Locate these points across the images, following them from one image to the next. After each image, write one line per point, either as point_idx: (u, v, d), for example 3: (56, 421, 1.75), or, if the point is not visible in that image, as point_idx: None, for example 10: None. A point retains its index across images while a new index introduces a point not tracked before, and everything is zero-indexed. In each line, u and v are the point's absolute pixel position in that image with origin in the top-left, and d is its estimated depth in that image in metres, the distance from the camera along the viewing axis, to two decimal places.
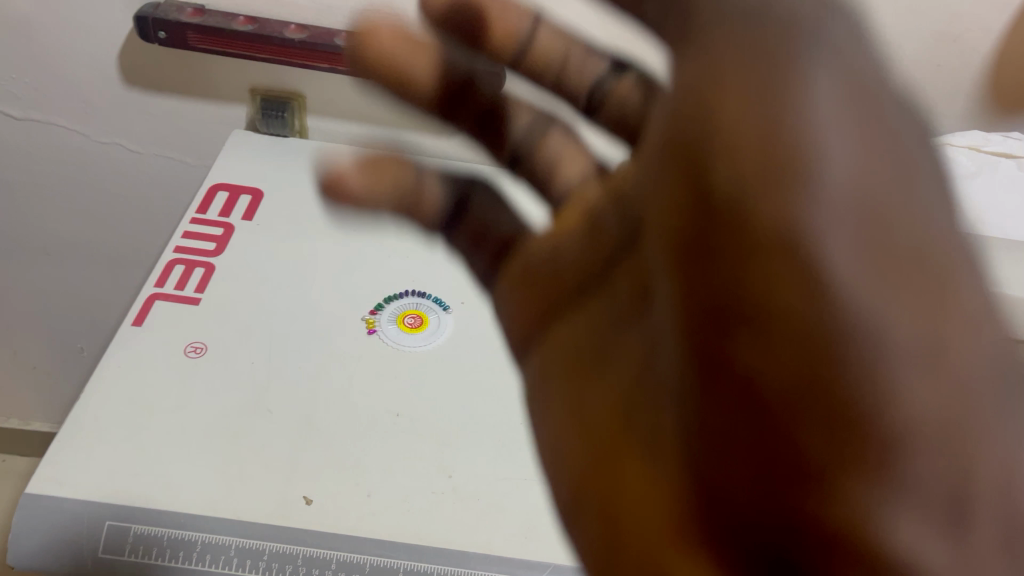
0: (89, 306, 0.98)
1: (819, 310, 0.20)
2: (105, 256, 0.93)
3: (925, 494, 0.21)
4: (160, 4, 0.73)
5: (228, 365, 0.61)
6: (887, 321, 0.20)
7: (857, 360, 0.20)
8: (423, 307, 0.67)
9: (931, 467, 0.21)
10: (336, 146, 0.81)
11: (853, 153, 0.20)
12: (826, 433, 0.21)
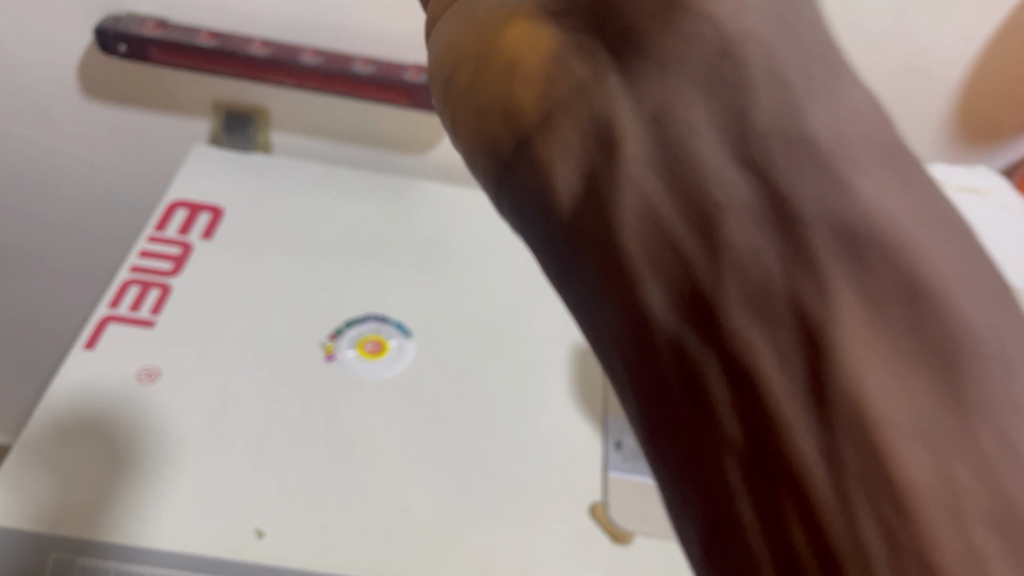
0: (45, 316, 0.96)
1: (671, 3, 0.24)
2: (63, 267, 0.92)
3: (802, 203, 0.20)
4: (121, 17, 0.71)
5: (181, 391, 0.59)
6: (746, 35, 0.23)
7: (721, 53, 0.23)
8: (384, 332, 0.66)
9: (807, 181, 0.21)
10: (301, 163, 0.80)
11: None
12: (671, 97, 0.23)
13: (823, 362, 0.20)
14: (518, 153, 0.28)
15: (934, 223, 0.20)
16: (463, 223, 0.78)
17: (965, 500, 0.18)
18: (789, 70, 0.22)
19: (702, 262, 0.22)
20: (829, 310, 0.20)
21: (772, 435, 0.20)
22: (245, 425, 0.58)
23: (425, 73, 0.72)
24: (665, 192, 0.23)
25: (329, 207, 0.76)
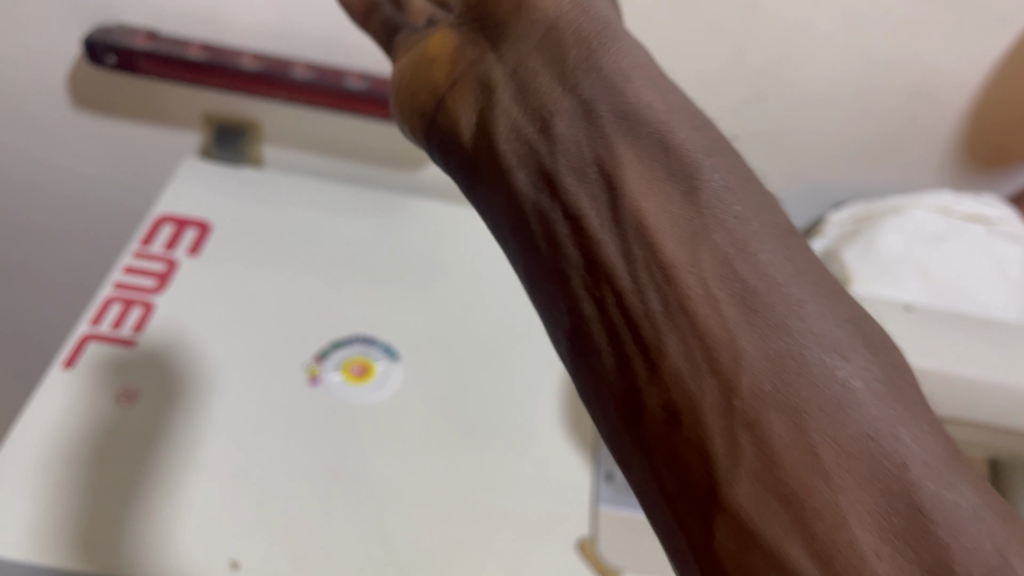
0: (34, 323, 0.95)
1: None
2: (50, 278, 0.91)
3: (607, 100, 0.31)
4: (110, 28, 0.69)
5: (159, 414, 0.57)
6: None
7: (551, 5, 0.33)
8: (370, 354, 0.64)
9: (610, 84, 0.31)
10: (293, 178, 0.79)
11: None
12: (529, 43, 0.34)
13: (626, 210, 0.30)
14: (438, 111, 0.37)
15: (681, 114, 0.31)
16: (455, 243, 0.76)
17: (708, 273, 0.28)
18: (586, 19, 0.33)
19: (547, 150, 0.32)
20: (621, 166, 0.31)
21: (596, 263, 0.31)
22: (225, 450, 0.56)
23: None
24: (521, 110, 0.33)
25: (320, 224, 0.75)
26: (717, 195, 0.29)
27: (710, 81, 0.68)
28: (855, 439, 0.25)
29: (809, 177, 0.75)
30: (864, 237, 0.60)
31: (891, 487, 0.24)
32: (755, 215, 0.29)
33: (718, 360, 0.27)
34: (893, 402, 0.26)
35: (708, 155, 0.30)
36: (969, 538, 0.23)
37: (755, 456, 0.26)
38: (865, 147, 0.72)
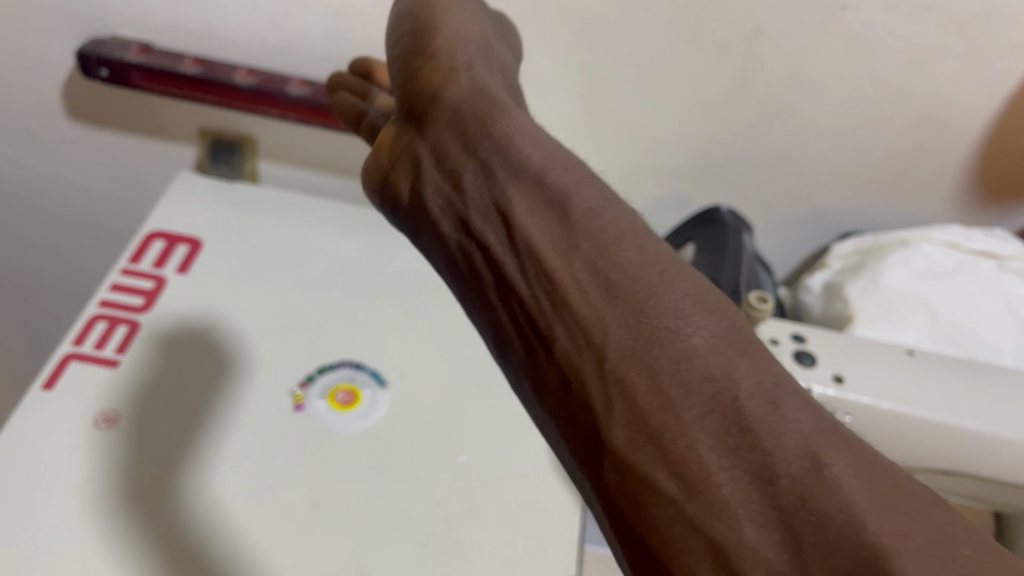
0: (31, 322, 0.95)
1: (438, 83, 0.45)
2: (46, 282, 0.91)
3: (496, 161, 0.40)
4: (104, 40, 0.68)
5: (141, 441, 0.55)
6: (465, 94, 0.44)
7: (453, 101, 0.44)
8: (358, 380, 0.62)
9: (497, 149, 0.41)
10: (289, 195, 0.78)
11: (456, 45, 0.46)
12: (445, 131, 0.44)
13: (519, 237, 0.39)
14: (405, 196, 0.47)
15: (553, 159, 0.40)
16: None
17: (582, 276, 0.36)
18: (479, 104, 0.42)
19: (461, 203, 0.42)
20: (513, 205, 0.39)
21: (507, 282, 0.40)
22: (202, 478, 0.54)
23: None
24: (443, 175, 0.43)
25: (313, 242, 0.74)
26: (583, 210, 0.38)
27: (714, 104, 0.67)
28: (694, 379, 0.32)
29: (813, 204, 0.74)
30: (869, 272, 0.58)
31: (721, 411, 0.31)
32: (612, 219, 0.38)
33: (590, 336, 0.35)
34: (715, 341, 0.33)
35: (576, 184, 0.39)
36: (789, 446, 0.30)
37: (623, 405, 0.34)
38: (873, 175, 0.70)
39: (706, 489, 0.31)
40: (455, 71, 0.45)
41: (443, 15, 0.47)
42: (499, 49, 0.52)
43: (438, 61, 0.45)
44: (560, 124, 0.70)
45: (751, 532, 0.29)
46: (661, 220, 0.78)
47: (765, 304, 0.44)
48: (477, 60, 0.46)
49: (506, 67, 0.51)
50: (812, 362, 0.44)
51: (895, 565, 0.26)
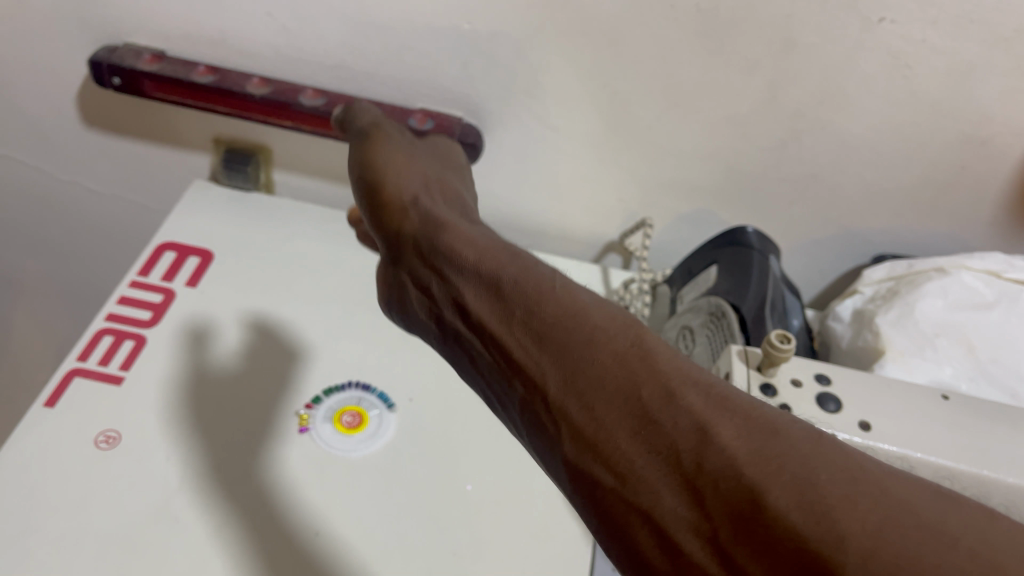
0: (52, 311, 0.97)
1: (400, 219, 0.47)
2: (68, 280, 0.93)
3: (447, 263, 0.42)
4: (117, 46, 0.67)
5: (141, 463, 0.54)
6: (420, 218, 0.46)
7: (411, 230, 0.46)
8: (366, 403, 0.61)
9: (445, 252, 0.42)
10: (305, 207, 0.76)
11: (405, 183, 0.49)
12: (412, 257, 0.46)
13: (473, 318, 0.39)
14: (408, 307, 0.48)
15: (488, 249, 0.41)
16: None
17: (519, 334, 0.36)
18: (430, 222, 0.45)
19: (437, 305, 0.43)
20: (463, 293, 0.40)
21: (481, 362, 0.40)
22: (204, 505, 0.53)
23: (430, 120, 0.67)
24: (421, 288, 0.45)
25: (327, 256, 0.72)
26: (512, 284, 0.38)
27: (742, 120, 0.64)
28: (607, 386, 0.32)
29: (844, 223, 0.71)
30: (902, 302, 0.55)
31: (628, 404, 0.32)
32: (539, 278, 0.38)
33: (530, 377, 0.35)
34: (618, 348, 0.33)
35: (501, 262, 0.39)
36: (684, 424, 0.30)
37: (561, 424, 0.33)
38: (909, 194, 0.67)
39: (626, 474, 0.30)
40: (410, 207, 0.47)
41: (384, 154, 0.51)
42: (451, 176, 0.54)
43: (394, 205, 0.48)
44: (581, 138, 0.68)
45: (668, 498, 0.29)
46: (686, 238, 0.75)
47: (788, 343, 0.41)
48: (430, 196, 0.48)
49: (462, 188, 0.54)
50: (837, 407, 0.41)
51: (768, 500, 0.26)
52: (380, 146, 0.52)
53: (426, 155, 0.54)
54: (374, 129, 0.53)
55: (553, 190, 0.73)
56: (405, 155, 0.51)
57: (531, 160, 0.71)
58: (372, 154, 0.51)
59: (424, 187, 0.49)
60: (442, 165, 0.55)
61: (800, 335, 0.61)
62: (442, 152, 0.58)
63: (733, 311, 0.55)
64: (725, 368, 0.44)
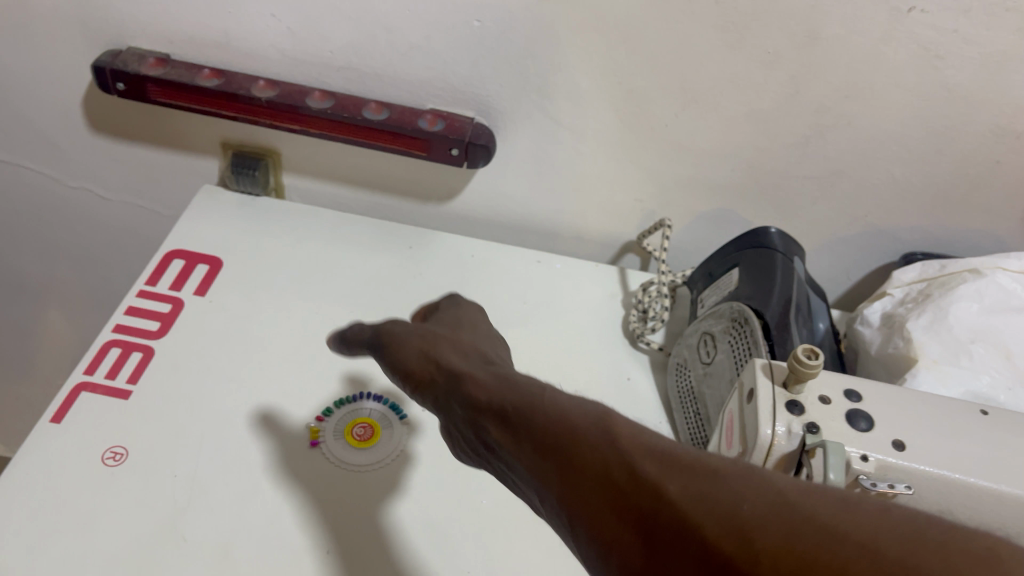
0: (65, 312, 0.96)
1: (425, 376, 0.43)
2: (82, 283, 0.92)
3: (469, 404, 0.38)
4: (121, 51, 0.65)
5: (148, 480, 0.53)
6: (436, 370, 0.42)
7: (433, 382, 0.42)
8: (377, 415, 0.59)
9: (466, 396, 0.39)
10: (315, 211, 0.75)
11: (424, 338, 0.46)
12: (445, 414, 0.41)
13: (502, 452, 0.35)
14: (461, 452, 0.42)
15: (496, 383, 0.38)
16: (480, 284, 0.70)
17: (527, 447, 0.33)
18: (447, 370, 0.41)
19: (477, 451, 0.39)
20: (489, 433, 0.36)
21: (528, 499, 0.35)
22: (210, 524, 0.51)
23: (441, 120, 0.65)
24: (460, 437, 0.40)
25: (336, 261, 0.70)
26: (515, 406, 0.35)
27: (762, 116, 0.61)
28: (577, 466, 0.31)
29: (871, 221, 0.68)
30: (935, 306, 0.52)
31: (593, 477, 0.30)
32: (537, 393, 0.35)
33: (540, 489, 0.32)
34: (577, 428, 0.32)
35: (505, 393, 0.36)
36: (637, 481, 0.28)
37: (565, 524, 0.31)
38: (939, 190, 0.64)
39: (602, 543, 0.28)
40: (432, 364, 0.43)
41: (398, 329, 0.49)
42: (478, 328, 0.50)
43: (416, 369, 0.44)
44: (596, 137, 0.66)
45: (642, 555, 0.27)
46: (706, 237, 0.73)
47: (816, 359, 0.39)
48: (449, 343, 0.44)
49: (490, 337, 0.49)
50: (868, 426, 0.39)
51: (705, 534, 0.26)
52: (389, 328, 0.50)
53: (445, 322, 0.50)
54: (383, 335, 0.49)
55: (568, 191, 0.71)
56: (420, 330, 0.47)
57: (545, 160, 0.68)
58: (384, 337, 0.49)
59: (439, 333, 0.46)
60: (462, 321, 0.50)
61: (825, 340, 0.59)
62: (464, 307, 0.53)
63: (757, 317, 0.53)
64: (748, 384, 0.42)
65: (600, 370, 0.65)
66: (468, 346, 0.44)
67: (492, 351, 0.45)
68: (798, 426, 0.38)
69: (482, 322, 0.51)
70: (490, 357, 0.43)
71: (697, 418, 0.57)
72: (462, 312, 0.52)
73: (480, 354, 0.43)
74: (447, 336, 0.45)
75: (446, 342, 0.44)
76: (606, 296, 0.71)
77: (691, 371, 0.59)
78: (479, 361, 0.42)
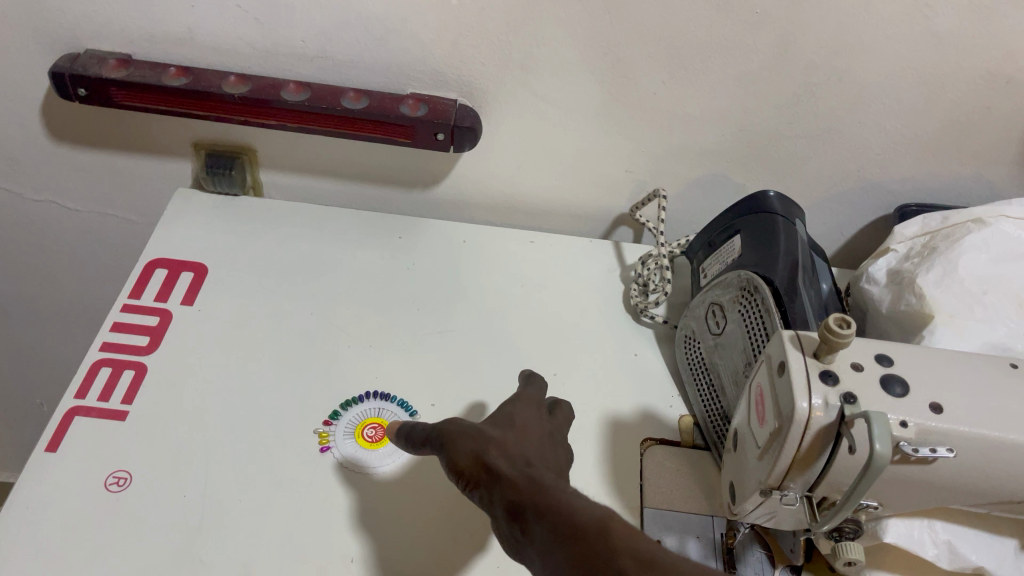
0: (39, 331, 0.93)
1: (470, 468, 0.40)
2: (54, 300, 0.89)
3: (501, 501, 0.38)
4: (78, 55, 0.62)
5: (156, 503, 0.51)
6: (476, 461, 0.40)
7: (474, 476, 0.40)
8: (387, 413, 0.58)
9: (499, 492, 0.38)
10: (297, 207, 0.72)
11: (477, 432, 0.42)
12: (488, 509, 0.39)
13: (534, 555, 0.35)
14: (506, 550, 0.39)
15: (532, 484, 0.37)
16: (475, 270, 0.69)
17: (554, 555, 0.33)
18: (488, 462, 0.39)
19: (517, 548, 0.37)
20: (525, 536, 0.36)
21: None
22: (225, 545, 0.50)
23: (424, 105, 0.63)
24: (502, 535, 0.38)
25: (325, 257, 0.68)
26: (545, 511, 0.35)
27: (752, 78, 0.60)
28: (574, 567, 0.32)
29: (865, 175, 0.67)
30: (944, 260, 0.52)
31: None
32: (554, 493, 0.36)
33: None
34: (580, 529, 0.33)
35: (529, 492, 0.37)
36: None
37: None
38: (932, 140, 0.64)
39: None
40: (478, 464, 0.40)
41: (461, 423, 0.43)
42: (535, 421, 0.44)
43: (466, 471, 0.40)
44: (584, 110, 0.64)
45: None
46: (700, 203, 0.72)
47: (848, 328, 0.38)
48: (499, 439, 0.41)
49: (547, 433, 0.44)
50: (904, 390, 0.38)
51: None
52: (447, 422, 0.44)
53: (502, 417, 0.44)
54: (442, 430, 0.43)
55: (557, 167, 0.69)
56: (478, 425, 0.42)
57: (531, 139, 0.67)
58: (443, 432, 0.43)
59: (489, 428, 0.42)
60: (522, 413, 0.45)
61: (831, 300, 0.58)
62: (525, 398, 0.47)
63: (767, 284, 0.52)
64: (777, 357, 0.41)
65: (606, 347, 0.64)
66: (509, 437, 0.42)
67: (536, 442, 0.43)
68: (835, 397, 0.38)
69: (539, 417, 0.45)
70: (531, 452, 0.41)
71: (711, 390, 0.57)
72: (525, 406, 0.46)
73: (522, 443, 0.41)
74: (494, 429, 0.42)
75: (491, 434, 0.41)
76: (603, 272, 0.70)
77: (701, 343, 0.58)
78: (519, 457, 0.40)
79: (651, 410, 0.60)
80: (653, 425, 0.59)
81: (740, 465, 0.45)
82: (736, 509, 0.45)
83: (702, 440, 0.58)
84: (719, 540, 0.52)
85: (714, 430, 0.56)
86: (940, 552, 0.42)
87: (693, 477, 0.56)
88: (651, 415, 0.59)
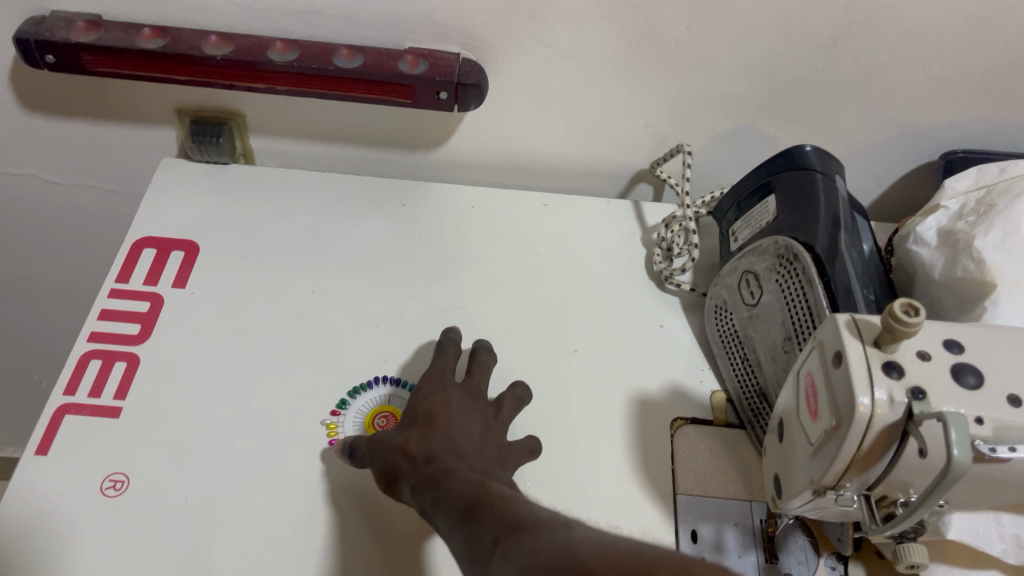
0: (31, 305, 0.89)
1: (386, 478, 0.43)
2: (44, 274, 0.84)
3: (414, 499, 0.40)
4: (45, 17, 0.56)
5: (155, 506, 0.48)
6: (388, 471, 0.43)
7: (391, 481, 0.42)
8: (397, 401, 0.54)
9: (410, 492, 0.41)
10: (293, 174, 0.67)
11: (387, 444, 0.44)
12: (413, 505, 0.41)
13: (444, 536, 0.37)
14: None
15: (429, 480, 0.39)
16: (483, 237, 0.64)
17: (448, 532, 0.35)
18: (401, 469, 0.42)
19: None
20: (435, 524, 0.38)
21: None
22: (233, 550, 0.47)
23: (424, 61, 0.57)
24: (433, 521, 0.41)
25: (325, 228, 0.64)
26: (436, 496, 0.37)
27: (786, 20, 0.54)
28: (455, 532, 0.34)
29: (906, 121, 0.62)
30: (1005, 216, 0.47)
31: (465, 548, 0.33)
32: (447, 481, 0.38)
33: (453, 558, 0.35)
34: (463, 506, 0.35)
35: (427, 486, 0.39)
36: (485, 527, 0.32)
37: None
38: (982, 81, 0.58)
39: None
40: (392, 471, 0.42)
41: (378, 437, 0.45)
42: (439, 401, 0.46)
43: (384, 480, 0.43)
44: (599, 61, 0.59)
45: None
46: (724, 157, 0.67)
47: (915, 315, 0.33)
48: (403, 442, 0.43)
49: (463, 406, 0.46)
50: (978, 381, 0.34)
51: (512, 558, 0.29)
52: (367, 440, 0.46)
53: (412, 412, 0.46)
54: (366, 447, 0.46)
55: (569, 123, 0.64)
56: (387, 437, 0.45)
57: (541, 93, 0.61)
58: (368, 450, 0.45)
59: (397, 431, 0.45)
60: (429, 397, 0.47)
61: (874, 262, 0.53)
62: (430, 379, 0.49)
63: (806, 251, 0.48)
64: (832, 346, 0.36)
65: (628, 319, 0.59)
66: (409, 432, 0.44)
67: (437, 420, 0.44)
68: (902, 393, 0.34)
69: (440, 392, 0.47)
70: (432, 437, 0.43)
71: (745, 365, 0.53)
72: (430, 385, 0.48)
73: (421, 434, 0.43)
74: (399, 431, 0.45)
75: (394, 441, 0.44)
76: (623, 235, 0.66)
77: (734, 314, 0.54)
78: (419, 451, 0.42)
79: (680, 386, 0.56)
80: (683, 402, 0.55)
81: (788, 458, 0.41)
82: (781, 503, 0.42)
83: (736, 417, 0.55)
84: (759, 527, 0.49)
85: (750, 408, 0.53)
86: (1007, 547, 0.39)
87: (729, 460, 0.52)
88: (680, 392, 0.55)
